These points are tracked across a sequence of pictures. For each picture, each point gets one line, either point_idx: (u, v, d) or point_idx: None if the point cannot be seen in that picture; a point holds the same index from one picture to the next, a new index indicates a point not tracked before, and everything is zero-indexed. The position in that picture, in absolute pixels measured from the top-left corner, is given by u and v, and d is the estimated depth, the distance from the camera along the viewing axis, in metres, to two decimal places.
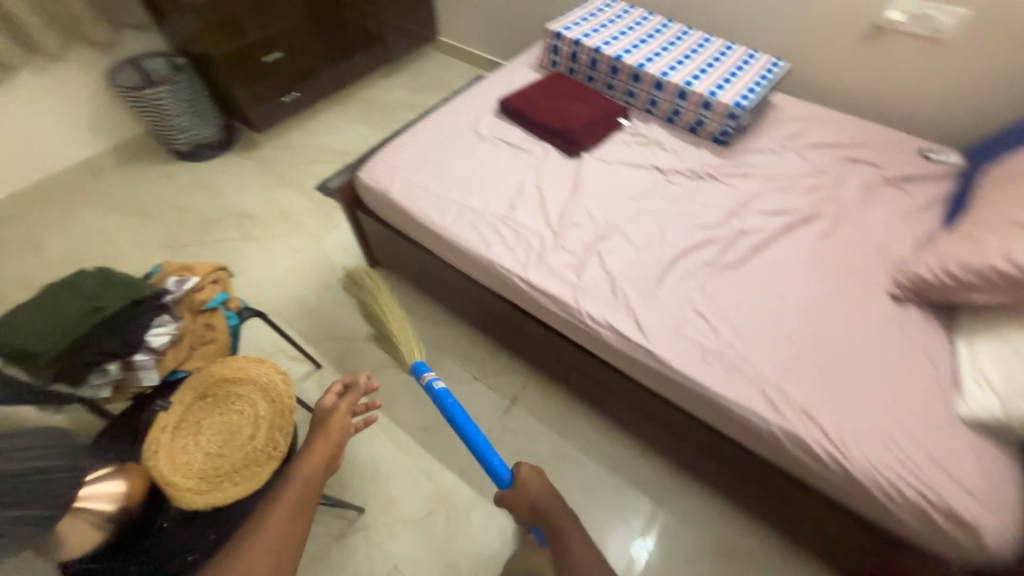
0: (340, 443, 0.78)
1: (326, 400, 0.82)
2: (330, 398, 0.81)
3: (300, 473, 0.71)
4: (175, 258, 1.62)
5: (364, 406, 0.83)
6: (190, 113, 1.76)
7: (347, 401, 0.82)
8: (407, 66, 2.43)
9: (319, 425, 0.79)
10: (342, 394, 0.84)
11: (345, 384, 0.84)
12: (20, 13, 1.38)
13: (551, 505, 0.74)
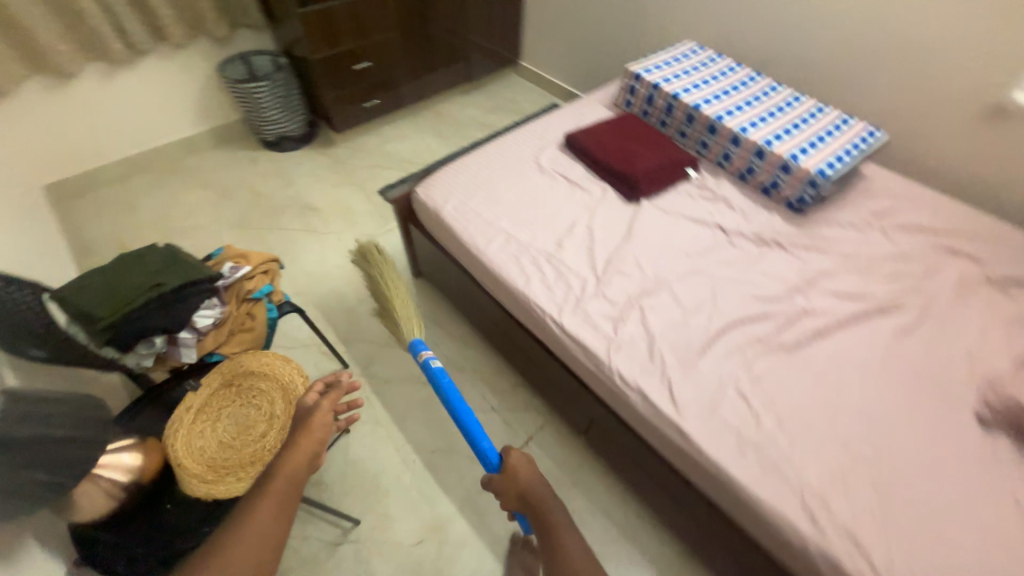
0: (322, 440, 0.76)
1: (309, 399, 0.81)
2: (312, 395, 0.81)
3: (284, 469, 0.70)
4: (241, 238, 1.73)
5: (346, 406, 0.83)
6: (281, 108, 1.90)
7: (329, 399, 0.81)
8: (484, 85, 2.51)
9: (300, 423, 0.78)
10: (325, 392, 0.83)
11: (329, 381, 0.84)
12: (159, 7, 1.56)
13: (537, 490, 0.80)
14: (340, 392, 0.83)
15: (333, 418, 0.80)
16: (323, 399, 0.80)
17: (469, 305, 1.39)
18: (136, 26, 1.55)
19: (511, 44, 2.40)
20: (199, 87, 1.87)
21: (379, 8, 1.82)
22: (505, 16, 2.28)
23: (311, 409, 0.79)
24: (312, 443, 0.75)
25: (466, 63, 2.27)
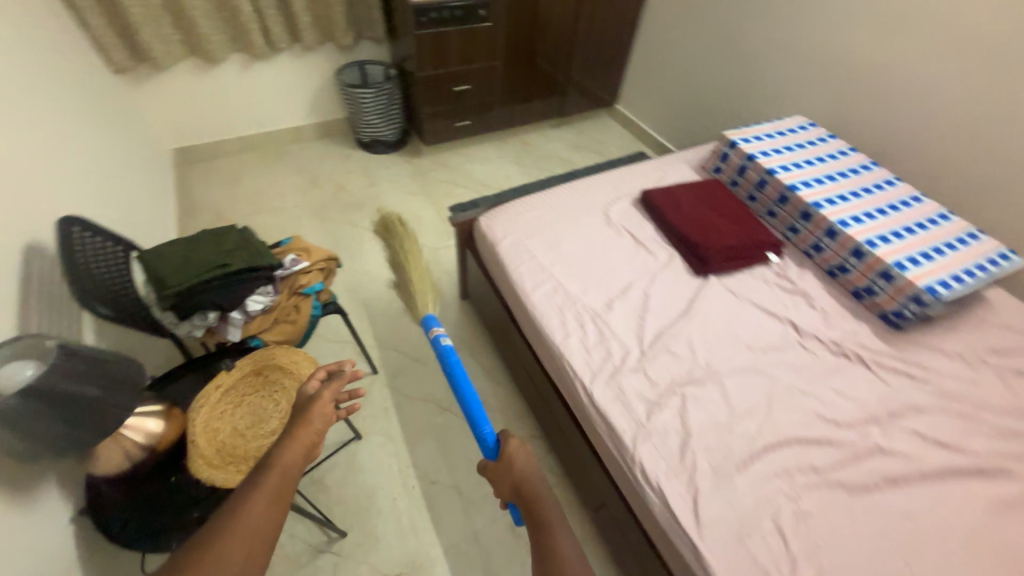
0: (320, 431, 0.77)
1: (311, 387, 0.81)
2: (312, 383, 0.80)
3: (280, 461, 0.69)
4: (317, 225, 1.86)
5: (347, 397, 0.82)
6: (381, 114, 2.04)
7: (331, 389, 0.81)
8: (576, 122, 2.52)
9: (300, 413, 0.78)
10: (326, 380, 0.83)
11: (331, 370, 0.83)
12: (299, 14, 1.74)
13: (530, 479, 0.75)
14: (342, 380, 0.82)
15: (333, 409, 0.80)
16: (325, 390, 0.80)
17: (506, 341, 1.36)
18: (277, 27, 1.75)
19: (610, 87, 2.40)
20: (317, 85, 2.05)
21: (489, 38, 1.90)
22: (611, 60, 2.29)
23: (311, 398, 0.78)
24: (310, 435, 0.74)
25: (561, 98, 2.29)
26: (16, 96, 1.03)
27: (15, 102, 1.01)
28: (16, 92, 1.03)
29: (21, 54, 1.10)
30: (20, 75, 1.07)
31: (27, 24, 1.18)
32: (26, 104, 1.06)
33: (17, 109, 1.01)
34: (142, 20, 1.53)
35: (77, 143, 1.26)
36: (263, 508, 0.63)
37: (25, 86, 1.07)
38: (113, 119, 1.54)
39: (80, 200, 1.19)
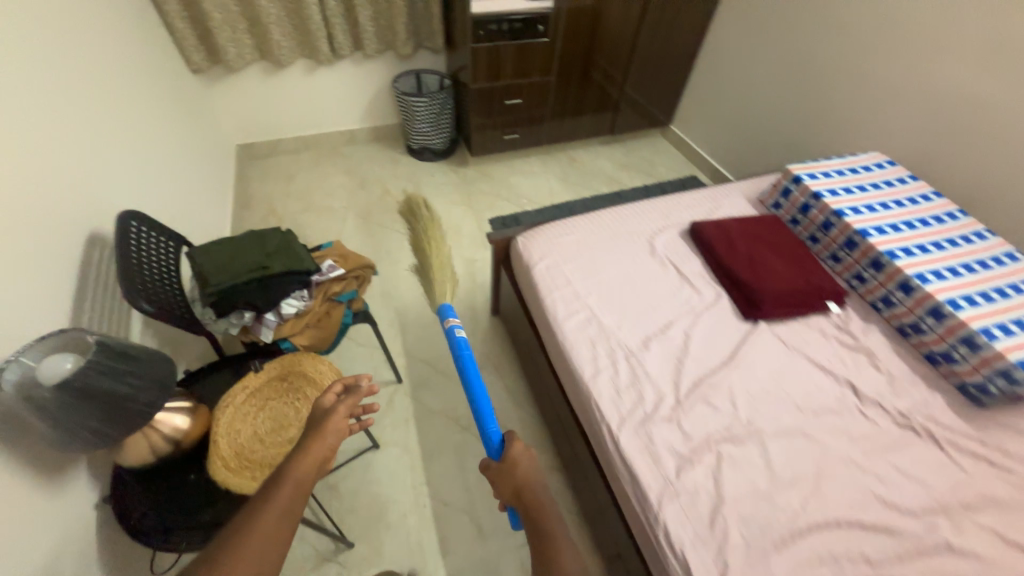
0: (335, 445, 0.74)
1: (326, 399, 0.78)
2: (328, 397, 0.77)
3: (294, 475, 0.67)
4: (360, 227, 1.90)
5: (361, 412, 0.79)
6: (432, 123, 2.06)
7: (346, 403, 0.77)
8: (627, 141, 2.45)
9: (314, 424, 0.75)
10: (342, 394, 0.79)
11: (347, 383, 0.79)
12: (364, 23, 1.80)
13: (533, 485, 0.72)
14: (357, 395, 0.78)
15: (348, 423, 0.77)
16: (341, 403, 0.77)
17: (533, 364, 1.32)
18: (341, 34, 1.81)
19: (667, 106, 2.32)
20: (373, 91, 2.11)
21: (545, 53, 1.89)
22: (669, 79, 2.21)
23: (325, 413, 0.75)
24: (323, 450, 0.71)
25: (614, 116, 2.24)
26: (97, 93, 1.10)
27: (95, 98, 1.09)
28: (98, 88, 1.11)
29: (107, 54, 1.19)
30: (104, 72, 1.16)
31: (117, 26, 1.27)
32: (105, 101, 1.14)
33: (95, 105, 1.09)
34: (220, 24, 1.63)
35: (149, 137, 1.34)
36: (273, 523, 0.61)
37: (106, 83, 1.15)
38: (185, 115, 1.64)
39: (145, 191, 1.26)
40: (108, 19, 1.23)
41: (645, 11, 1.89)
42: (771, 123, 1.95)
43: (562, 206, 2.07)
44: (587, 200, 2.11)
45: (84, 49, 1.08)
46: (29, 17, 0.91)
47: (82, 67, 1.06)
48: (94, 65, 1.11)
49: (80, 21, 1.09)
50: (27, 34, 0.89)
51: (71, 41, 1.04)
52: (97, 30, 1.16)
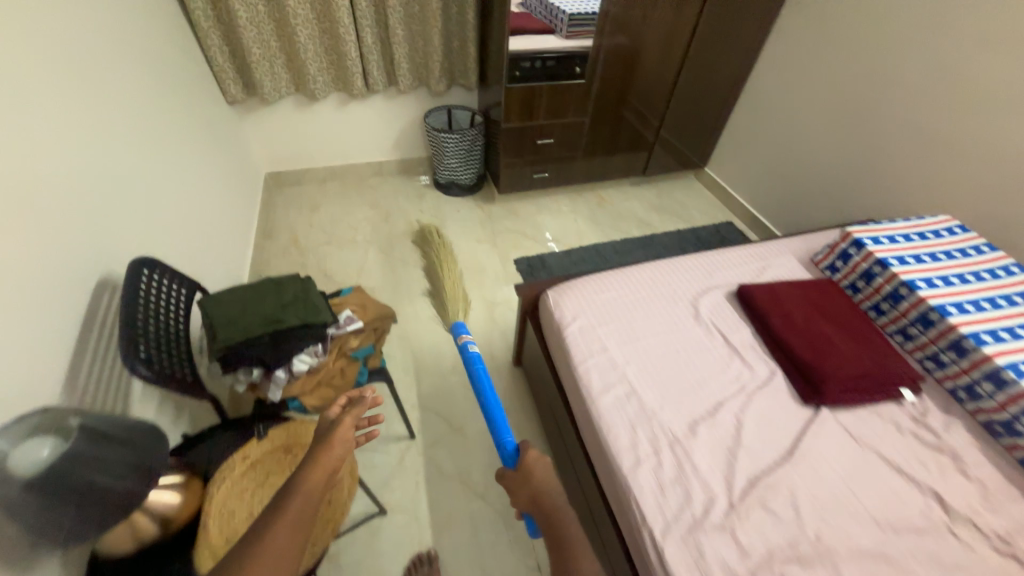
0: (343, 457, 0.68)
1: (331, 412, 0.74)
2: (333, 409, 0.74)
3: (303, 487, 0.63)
4: (381, 261, 1.84)
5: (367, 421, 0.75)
6: (460, 158, 2.03)
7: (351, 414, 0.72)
8: (658, 182, 2.37)
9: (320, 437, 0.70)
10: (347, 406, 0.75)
11: (351, 395, 0.75)
12: (400, 59, 1.79)
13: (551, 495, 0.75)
14: (361, 407, 0.72)
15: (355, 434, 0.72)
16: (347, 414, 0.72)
17: (558, 430, 1.21)
18: (376, 70, 1.81)
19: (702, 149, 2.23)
20: (402, 125, 2.10)
21: (581, 94, 1.84)
22: (705, 123, 2.14)
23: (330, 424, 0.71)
24: (331, 462, 0.66)
25: (647, 156, 2.18)
26: (114, 130, 1.08)
27: (113, 136, 1.07)
28: (116, 125, 1.09)
29: (129, 89, 1.18)
30: (124, 109, 1.14)
31: (144, 60, 1.27)
32: (124, 138, 1.12)
33: (112, 143, 1.06)
34: (258, 59, 1.64)
35: (170, 171, 1.33)
36: (289, 534, 0.58)
37: (126, 119, 1.13)
38: (212, 146, 1.63)
39: (162, 227, 1.23)
40: (134, 55, 1.22)
41: (685, 55, 1.84)
42: (821, 173, 1.85)
43: (591, 249, 1.97)
44: (616, 244, 2.01)
45: (103, 87, 1.07)
46: (49, 58, 0.89)
47: (101, 105, 1.04)
48: (114, 101, 1.10)
49: (103, 60, 1.08)
50: (46, 76, 0.87)
51: (93, 80, 1.03)
52: (120, 66, 1.15)
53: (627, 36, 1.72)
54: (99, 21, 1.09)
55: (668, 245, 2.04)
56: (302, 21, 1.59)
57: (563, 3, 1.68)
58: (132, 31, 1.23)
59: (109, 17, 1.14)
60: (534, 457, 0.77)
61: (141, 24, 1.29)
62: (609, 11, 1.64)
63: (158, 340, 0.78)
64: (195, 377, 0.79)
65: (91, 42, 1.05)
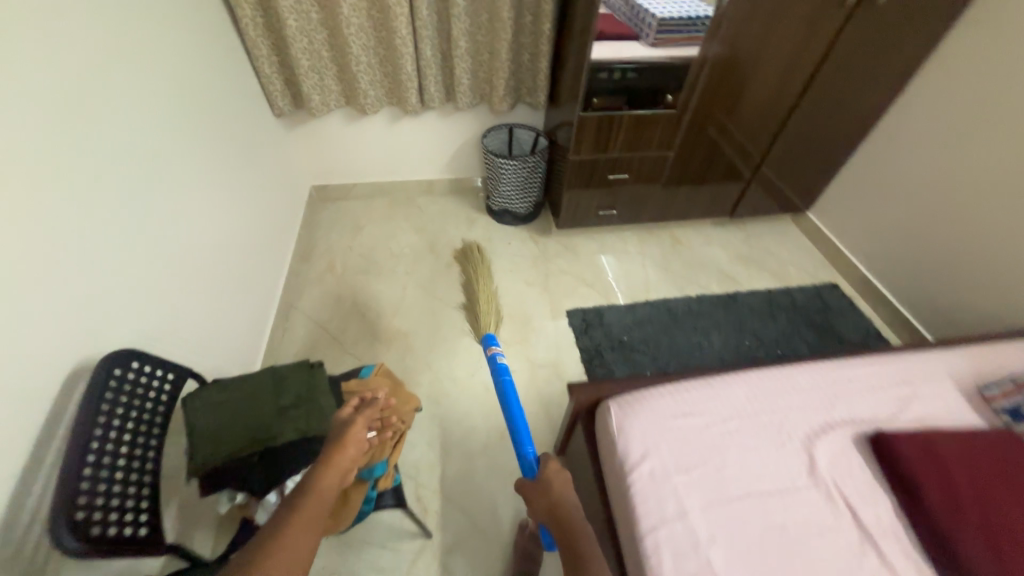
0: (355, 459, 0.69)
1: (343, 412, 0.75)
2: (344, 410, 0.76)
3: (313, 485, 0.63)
4: (419, 298, 1.66)
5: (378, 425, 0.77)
6: (517, 187, 1.81)
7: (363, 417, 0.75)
8: (746, 225, 2.01)
9: (334, 438, 0.72)
10: (358, 407, 0.77)
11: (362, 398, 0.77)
12: (460, 74, 1.58)
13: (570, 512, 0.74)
14: (371, 408, 0.76)
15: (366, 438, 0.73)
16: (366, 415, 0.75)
17: None
18: (432, 86, 1.61)
19: (810, 191, 1.84)
20: (457, 142, 1.89)
21: (670, 125, 1.54)
22: (820, 163, 1.74)
23: (340, 425, 0.73)
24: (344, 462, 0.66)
25: (736, 195, 1.84)
26: (126, 170, 0.96)
27: (122, 176, 0.94)
28: (127, 164, 0.96)
29: (150, 117, 1.05)
30: (141, 142, 1.01)
31: (174, 79, 1.14)
32: (139, 176, 0.99)
33: (119, 185, 0.93)
34: (306, 71, 1.49)
35: (195, 201, 1.21)
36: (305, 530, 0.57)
37: (141, 154, 1.01)
38: (251, 164, 1.51)
39: (177, 269, 1.11)
40: (160, 75, 1.09)
41: (808, 84, 1.48)
42: (978, 245, 1.43)
43: (659, 305, 1.67)
44: (690, 301, 1.70)
45: (114, 120, 0.93)
46: (38, 101, 0.76)
47: (107, 143, 0.91)
48: (128, 134, 0.97)
49: (114, 87, 0.94)
50: (24, 121, 0.73)
51: (98, 115, 0.89)
52: (140, 92, 1.02)
53: (736, 60, 1.41)
54: (117, 43, 0.96)
55: (755, 308, 1.69)
56: (354, 30, 1.41)
57: (652, 4, 1.32)
58: (161, 49, 1.10)
59: (130, 35, 1.00)
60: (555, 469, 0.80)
61: (175, 37, 1.15)
62: (717, 32, 1.34)
63: (111, 472, 0.63)
64: (147, 525, 0.65)
65: (100, 68, 0.91)
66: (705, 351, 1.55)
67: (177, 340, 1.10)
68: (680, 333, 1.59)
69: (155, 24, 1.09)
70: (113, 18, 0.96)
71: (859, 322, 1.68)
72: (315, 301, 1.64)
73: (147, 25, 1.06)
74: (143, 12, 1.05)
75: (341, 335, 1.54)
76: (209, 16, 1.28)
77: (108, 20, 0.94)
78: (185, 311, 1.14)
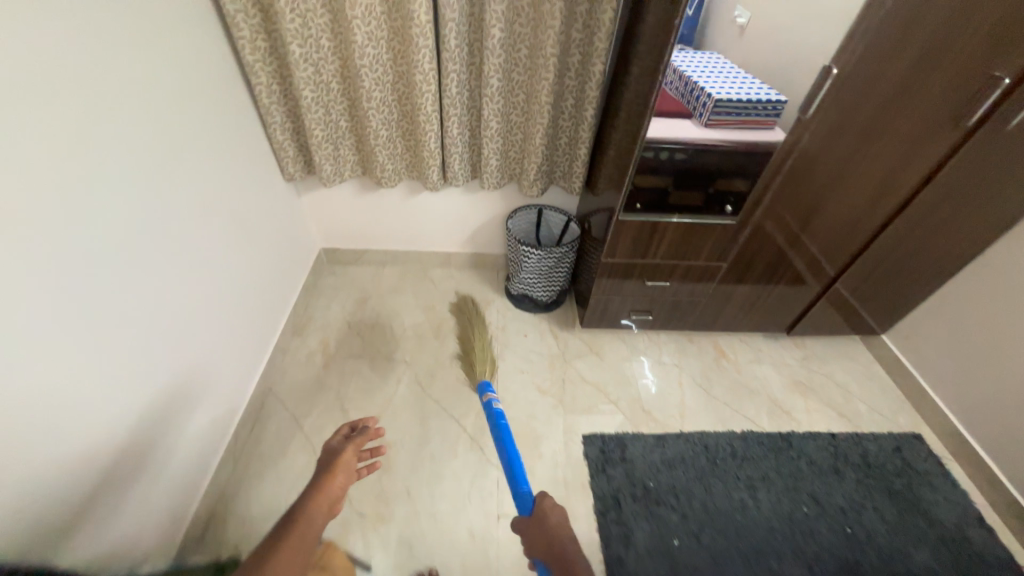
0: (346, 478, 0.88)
1: (336, 441, 0.95)
2: (338, 438, 0.95)
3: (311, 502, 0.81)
4: (413, 397, 1.45)
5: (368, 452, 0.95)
6: (539, 277, 1.61)
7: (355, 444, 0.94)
8: (802, 341, 1.73)
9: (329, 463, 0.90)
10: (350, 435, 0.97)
11: (354, 425, 0.97)
12: (488, 155, 1.43)
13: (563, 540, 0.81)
14: (363, 437, 0.96)
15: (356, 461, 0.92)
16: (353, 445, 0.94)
17: None
18: (458, 163, 1.46)
19: (888, 316, 1.55)
20: (480, 219, 1.74)
21: (727, 235, 1.31)
22: (902, 289, 1.45)
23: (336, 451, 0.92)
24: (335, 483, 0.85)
25: (799, 310, 1.57)
26: (84, 266, 0.81)
27: (78, 272, 0.80)
28: (86, 259, 0.81)
29: (134, 197, 0.91)
30: (118, 228, 0.88)
31: (174, 153, 1.02)
32: (104, 271, 0.85)
33: (69, 284, 0.78)
34: (321, 141, 1.36)
35: (181, 285, 1.06)
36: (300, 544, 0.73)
37: (110, 244, 0.86)
38: (257, 234, 1.39)
39: (141, 366, 0.95)
40: (157, 150, 0.97)
41: (905, 204, 1.22)
42: None
43: (696, 440, 1.39)
44: (735, 440, 1.40)
45: (79, 210, 0.80)
46: None
47: (66, 239, 0.77)
48: (99, 224, 0.84)
49: (90, 171, 0.81)
50: None
51: (57, 204, 0.76)
52: (126, 172, 0.89)
53: (818, 173, 1.18)
54: (105, 122, 0.84)
55: (816, 459, 1.38)
56: (376, 104, 1.29)
57: (706, 79, 1.09)
58: (163, 122, 0.99)
59: (127, 111, 0.89)
60: (550, 504, 0.86)
61: (183, 108, 1.04)
62: (796, 146, 1.13)
63: None
64: None
65: (74, 152, 0.78)
66: (750, 516, 1.24)
67: (124, 455, 0.92)
68: (718, 486, 1.29)
69: (161, 96, 0.98)
70: (106, 95, 0.84)
71: (951, 495, 1.33)
72: (296, 387, 1.47)
73: (150, 98, 0.95)
74: (147, 84, 0.94)
75: (316, 437, 1.35)
76: (225, 84, 1.19)
77: (99, 97, 0.83)
78: (143, 416, 0.97)
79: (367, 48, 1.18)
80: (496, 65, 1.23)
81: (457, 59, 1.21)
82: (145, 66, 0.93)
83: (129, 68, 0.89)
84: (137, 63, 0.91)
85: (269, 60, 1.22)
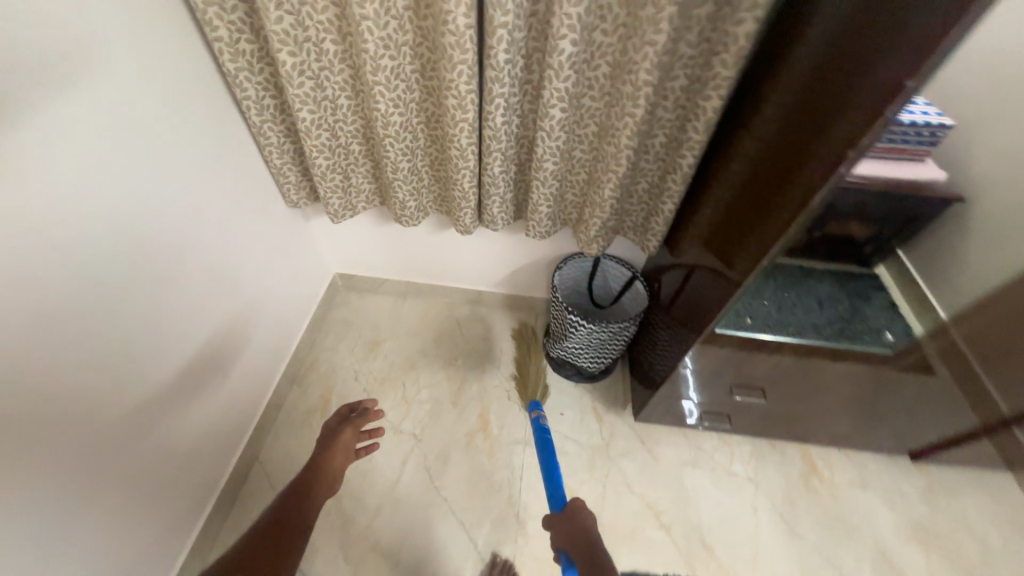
0: (342, 455, 0.99)
1: (336, 420, 1.05)
2: (335, 418, 1.05)
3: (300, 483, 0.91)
4: (419, 485, 1.21)
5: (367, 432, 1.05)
6: (587, 351, 1.29)
7: (354, 426, 1.04)
8: (928, 464, 1.30)
9: (329, 444, 1.00)
10: (348, 415, 1.07)
11: (350, 406, 1.07)
12: (538, 201, 1.08)
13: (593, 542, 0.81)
14: (361, 418, 1.05)
15: (353, 439, 1.02)
16: (347, 428, 1.03)
17: None
18: (496, 206, 1.13)
19: None
20: (521, 259, 1.42)
21: (849, 293, 1.06)
22: None
23: (335, 430, 1.02)
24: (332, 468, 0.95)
25: (937, 437, 1.22)
26: None
27: None
28: None
29: (49, 286, 0.69)
30: (22, 332, 0.66)
31: (121, 213, 0.78)
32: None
33: None
34: (325, 172, 1.06)
35: (133, 370, 0.85)
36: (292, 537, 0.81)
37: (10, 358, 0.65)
38: (247, 276, 1.15)
39: (56, 495, 0.74)
40: (93, 215, 0.74)
41: None
42: None
43: None
44: None
45: None
46: None
47: None
48: None
49: None
50: None
51: None
52: (36, 254, 0.66)
53: None
54: None
55: None
56: (395, 132, 0.97)
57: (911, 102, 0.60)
58: (101, 177, 0.74)
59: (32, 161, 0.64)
60: (583, 508, 0.86)
61: (135, 152, 0.80)
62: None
63: None
64: None
65: None
66: None
67: None
68: None
69: (99, 141, 0.73)
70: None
71: None
72: (291, 453, 1.27)
73: (77, 147, 0.70)
74: (71, 129, 0.69)
75: None
76: (199, 102, 0.91)
77: None
78: (79, 539, 0.80)
79: (382, 59, 0.85)
80: (560, 91, 0.87)
81: (506, 80, 0.86)
82: (71, 104, 0.68)
83: (43, 111, 0.65)
84: (58, 107, 0.67)
85: (259, 67, 0.92)
